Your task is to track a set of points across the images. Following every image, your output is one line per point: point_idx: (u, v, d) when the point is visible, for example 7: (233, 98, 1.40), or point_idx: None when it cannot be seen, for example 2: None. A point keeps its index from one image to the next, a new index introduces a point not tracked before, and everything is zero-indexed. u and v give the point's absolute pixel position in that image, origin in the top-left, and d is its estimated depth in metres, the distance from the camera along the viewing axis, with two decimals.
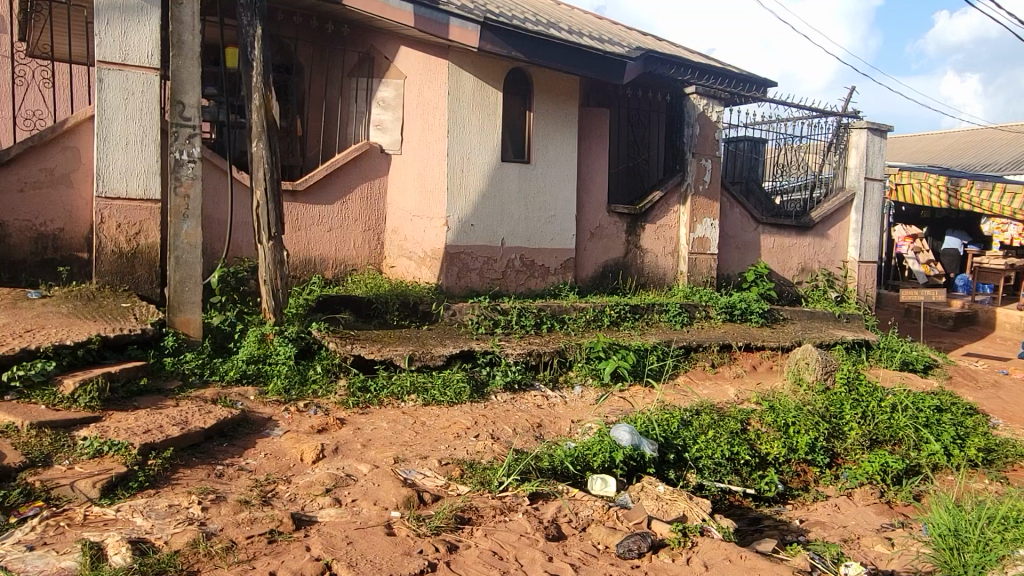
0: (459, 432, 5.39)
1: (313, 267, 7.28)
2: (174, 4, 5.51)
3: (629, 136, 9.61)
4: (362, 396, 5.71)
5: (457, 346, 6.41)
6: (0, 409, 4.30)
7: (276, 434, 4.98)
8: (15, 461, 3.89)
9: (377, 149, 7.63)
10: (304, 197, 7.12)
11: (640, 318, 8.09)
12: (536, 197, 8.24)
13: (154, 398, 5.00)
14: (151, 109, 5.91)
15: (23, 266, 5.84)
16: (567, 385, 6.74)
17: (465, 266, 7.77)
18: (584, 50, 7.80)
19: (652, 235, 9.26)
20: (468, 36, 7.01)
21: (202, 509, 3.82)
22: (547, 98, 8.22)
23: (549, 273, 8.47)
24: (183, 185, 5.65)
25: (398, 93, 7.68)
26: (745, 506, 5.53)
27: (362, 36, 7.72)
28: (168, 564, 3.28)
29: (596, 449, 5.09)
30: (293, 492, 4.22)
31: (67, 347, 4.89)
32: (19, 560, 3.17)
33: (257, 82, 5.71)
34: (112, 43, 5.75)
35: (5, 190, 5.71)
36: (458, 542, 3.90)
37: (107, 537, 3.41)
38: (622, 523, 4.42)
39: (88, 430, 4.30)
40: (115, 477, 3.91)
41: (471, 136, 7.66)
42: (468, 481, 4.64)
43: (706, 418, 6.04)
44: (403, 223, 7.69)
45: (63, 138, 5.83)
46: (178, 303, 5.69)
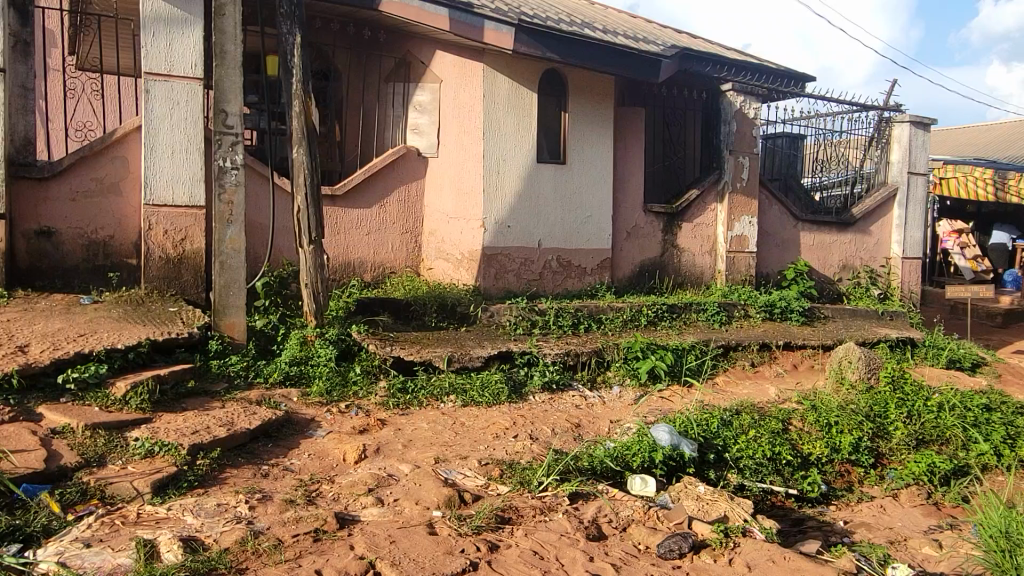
0: (498, 432, 5.44)
1: (353, 269, 7.37)
2: (217, 15, 5.64)
3: (664, 135, 9.55)
4: (403, 397, 5.79)
5: (495, 347, 6.45)
6: (57, 411, 4.44)
7: (320, 435, 5.08)
8: (71, 461, 4.02)
9: (414, 153, 7.71)
10: (343, 201, 7.22)
11: (678, 317, 8.04)
12: (573, 198, 8.25)
13: (201, 399, 5.12)
14: (196, 117, 6.07)
15: (75, 273, 6.01)
16: (605, 385, 6.73)
17: (503, 267, 7.81)
18: (619, 49, 7.79)
19: (689, 234, 9.19)
20: (502, 39, 7.04)
21: (250, 508, 3.91)
22: (583, 98, 8.22)
23: (586, 273, 8.46)
24: (227, 192, 5.79)
25: (435, 97, 7.75)
26: (787, 506, 5.46)
27: (398, 41, 7.84)
28: (218, 562, 3.37)
29: (635, 449, 5.08)
30: (337, 492, 4.29)
31: (118, 351, 5.04)
32: (76, 556, 3.29)
33: (297, 90, 5.80)
34: (157, 55, 5.92)
35: (58, 199, 5.91)
36: (499, 541, 3.93)
37: (159, 534, 3.51)
38: (663, 523, 4.41)
39: (139, 431, 4.44)
40: (165, 477, 4.03)
41: (507, 138, 7.71)
42: (507, 481, 4.68)
43: (747, 418, 5.96)
44: (440, 225, 7.76)
45: (112, 148, 6.02)
46: (223, 307, 5.82)
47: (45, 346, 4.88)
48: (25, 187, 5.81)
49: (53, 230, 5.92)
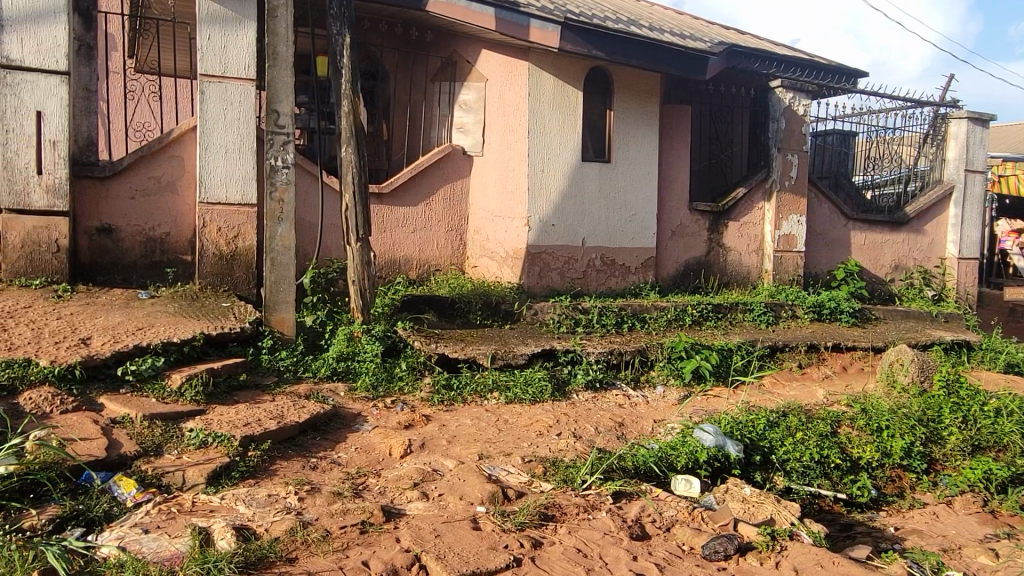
0: (541, 430, 5.46)
1: (398, 266, 7.45)
2: (270, 16, 5.78)
3: (710, 133, 9.44)
4: (447, 394, 5.85)
5: (539, 345, 6.47)
6: (117, 402, 4.60)
7: (366, 429, 5.16)
8: (130, 450, 4.16)
9: (459, 151, 7.76)
10: (390, 199, 7.32)
11: (723, 317, 7.95)
12: (617, 196, 8.22)
13: (252, 393, 5.26)
14: (248, 117, 6.22)
15: (133, 269, 6.21)
16: (649, 385, 6.69)
17: (547, 266, 7.83)
18: (666, 47, 7.73)
19: (735, 233, 9.08)
20: (548, 37, 7.05)
21: (299, 499, 4.00)
22: (628, 96, 8.18)
23: (629, 272, 8.41)
24: (278, 190, 5.91)
25: (480, 96, 7.79)
26: (836, 511, 5.36)
27: (444, 40, 7.89)
28: (269, 551, 3.47)
29: (680, 449, 5.05)
30: (383, 486, 4.36)
31: (174, 344, 5.20)
32: (136, 541, 3.42)
33: (346, 90, 5.90)
34: (213, 57, 6.09)
35: (118, 197, 6.12)
36: (543, 538, 3.95)
37: (213, 523, 3.62)
38: (708, 525, 4.38)
39: (193, 422, 4.57)
40: (219, 467, 4.15)
41: (552, 136, 7.72)
42: (551, 478, 4.69)
43: (794, 420, 5.87)
44: (485, 223, 7.80)
45: (169, 148, 6.21)
46: (273, 303, 5.96)
47: (106, 338, 5.04)
48: (88, 186, 6.03)
49: (113, 227, 6.13)
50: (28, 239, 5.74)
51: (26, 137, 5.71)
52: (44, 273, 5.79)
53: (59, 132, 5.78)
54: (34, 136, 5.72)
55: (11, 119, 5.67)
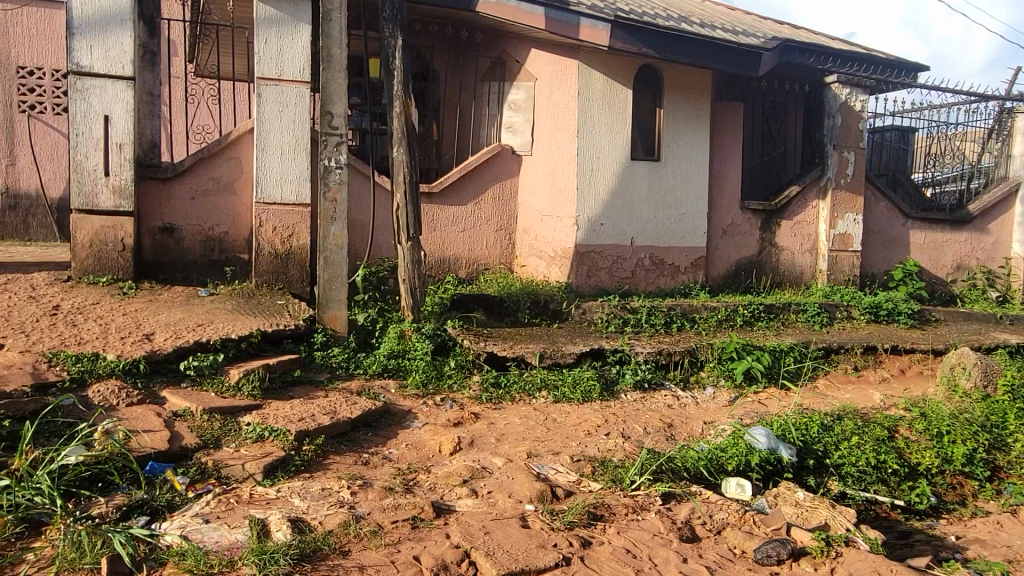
0: (590, 429, 5.45)
1: (448, 266, 7.51)
2: (324, 20, 5.90)
3: (763, 130, 9.29)
4: (496, 392, 5.88)
5: (587, 344, 6.45)
6: (179, 395, 4.75)
7: (416, 426, 5.24)
8: (191, 442, 4.30)
9: (508, 150, 7.74)
10: (439, 198, 7.37)
11: (776, 318, 7.81)
12: (666, 194, 8.15)
13: (306, 388, 5.38)
14: (303, 119, 6.36)
15: (194, 267, 6.40)
16: (699, 386, 6.62)
17: (595, 264, 7.81)
18: (719, 43, 7.61)
19: (789, 232, 8.91)
20: (598, 36, 7.03)
21: (352, 494, 4.08)
22: (679, 94, 8.10)
23: (679, 272, 8.33)
24: (332, 190, 6.03)
25: (529, 95, 7.78)
26: (893, 518, 5.20)
27: (494, 41, 7.93)
28: (323, 543, 3.55)
29: (731, 452, 4.98)
30: (433, 482, 4.42)
31: (233, 340, 5.35)
32: (197, 531, 3.53)
33: (398, 91, 5.99)
34: (269, 60, 6.25)
35: (179, 198, 6.32)
36: (592, 538, 3.95)
37: (270, 514, 3.72)
38: (760, 528, 4.32)
39: (251, 417, 4.70)
40: (275, 460, 4.26)
41: (601, 135, 7.69)
42: (600, 478, 4.68)
43: (850, 424, 5.73)
44: (534, 223, 7.80)
45: (227, 150, 6.40)
46: (327, 301, 6.09)
47: (168, 334, 5.22)
48: (151, 187, 6.24)
49: (174, 226, 6.33)
50: (96, 238, 5.97)
51: (94, 141, 5.94)
52: (110, 270, 6.02)
53: (124, 135, 6.00)
54: (102, 139, 5.95)
55: (81, 123, 5.90)
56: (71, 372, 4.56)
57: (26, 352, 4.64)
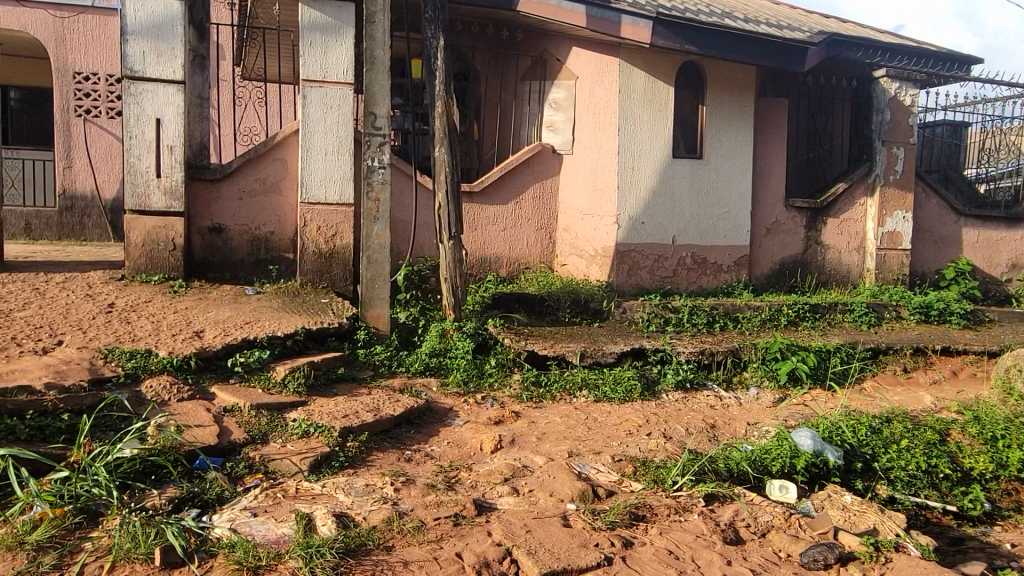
0: (631, 429, 5.42)
1: (489, 265, 7.54)
2: (368, 22, 5.97)
3: (809, 125, 9.12)
4: (536, 391, 5.89)
5: (629, 344, 6.42)
6: (228, 391, 4.86)
7: (458, 424, 5.27)
8: (240, 437, 4.40)
9: (549, 149, 7.75)
10: (481, 198, 7.40)
11: (821, 318, 7.67)
12: (709, 193, 8.05)
13: (350, 385, 5.46)
14: (347, 120, 6.46)
15: (241, 266, 6.54)
16: (742, 386, 6.53)
17: (637, 263, 7.77)
18: (763, 38, 7.49)
19: (835, 230, 8.73)
20: (640, 33, 6.99)
21: (395, 490, 4.13)
22: (722, 90, 8.00)
23: (721, 271, 8.23)
24: (375, 190, 6.10)
25: (570, 94, 7.77)
26: (945, 524, 5.06)
27: (535, 40, 7.92)
28: (368, 539, 3.60)
29: (776, 453, 4.90)
30: (475, 479, 4.45)
31: (279, 338, 5.45)
32: (246, 524, 3.62)
33: (440, 91, 6.03)
34: (314, 63, 6.35)
35: (227, 198, 6.46)
36: (634, 538, 3.93)
37: (315, 509, 3.79)
38: (806, 532, 4.25)
39: (297, 413, 4.80)
40: (320, 456, 4.34)
41: (642, 133, 7.64)
42: (641, 478, 4.65)
43: (899, 427, 5.59)
44: (574, 221, 7.77)
45: (273, 151, 6.53)
46: (369, 300, 6.16)
47: (217, 332, 5.35)
48: (200, 188, 6.40)
49: (222, 226, 6.48)
50: (148, 238, 6.14)
51: (147, 143, 6.11)
52: (162, 269, 6.19)
53: (175, 137, 6.16)
54: (154, 142, 6.12)
55: (134, 126, 6.08)
56: (125, 368, 4.70)
57: (83, 349, 4.80)
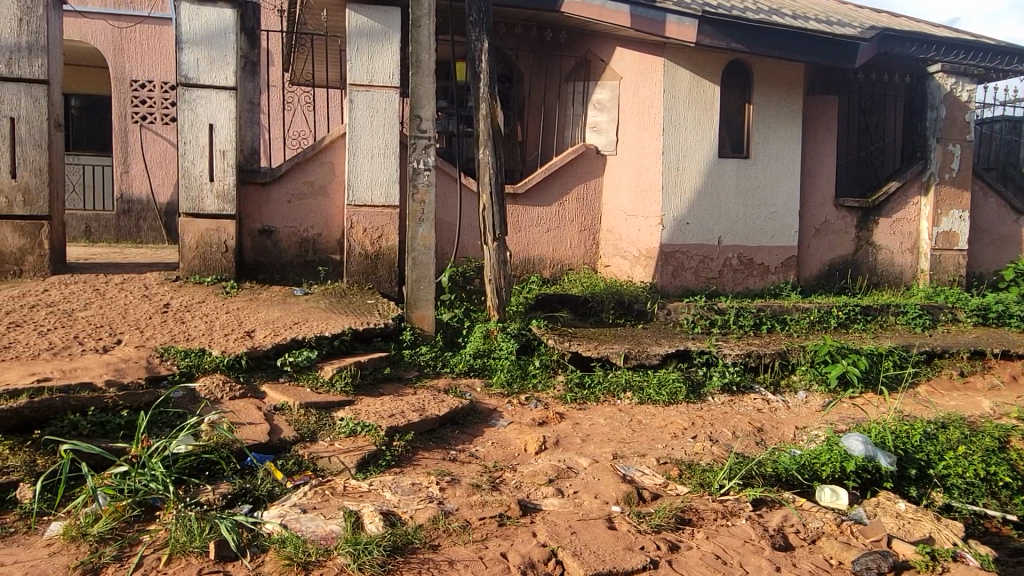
0: (676, 432, 5.37)
1: (532, 266, 7.54)
2: (414, 26, 6.04)
3: (860, 123, 8.91)
4: (581, 393, 5.88)
5: (673, 345, 6.36)
6: (278, 390, 4.96)
7: (502, 425, 5.30)
8: (289, 435, 4.48)
9: (593, 150, 7.73)
10: (524, 199, 7.41)
11: (873, 320, 7.49)
12: (756, 193, 7.93)
13: (396, 385, 5.54)
14: (393, 124, 6.54)
15: (290, 268, 6.67)
16: (790, 390, 6.40)
17: (681, 264, 7.70)
18: (812, 35, 7.35)
19: (887, 231, 8.51)
20: (685, 32, 6.93)
21: (440, 489, 4.17)
22: (769, 89, 7.87)
23: (769, 272, 8.10)
24: (420, 191, 6.16)
25: (614, 94, 7.73)
26: (1004, 534, 4.86)
27: (579, 41, 7.91)
28: (414, 537, 3.64)
29: (826, 458, 4.79)
30: (519, 480, 4.46)
31: (326, 338, 5.54)
32: (296, 520, 3.69)
33: (484, 93, 6.06)
34: (361, 67, 6.45)
35: (277, 201, 6.60)
36: (680, 542, 3.89)
37: (363, 507, 3.85)
38: (858, 539, 4.14)
39: (345, 412, 4.88)
40: (368, 455, 4.40)
41: (687, 132, 7.57)
42: (687, 481, 4.60)
43: (955, 433, 5.44)
44: (618, 222, 7.72)
45: (320, 155, 6.65)
46: (414, 301, 6.23)
47: (268, 332, 5.47)
48: (251, 191, 6.54)
49: (272, 229, 6.62)
50: (201, 240, 6.30)
51: (200, 148, 6.28)
52: (214, 270, 6.35)
53: (227, 142, 6.32)
54: (207, 146, 6.28)
55: (188, 132, 6.26)
56: (180, 367, 4.83)
57: (141, 348, 4.95)
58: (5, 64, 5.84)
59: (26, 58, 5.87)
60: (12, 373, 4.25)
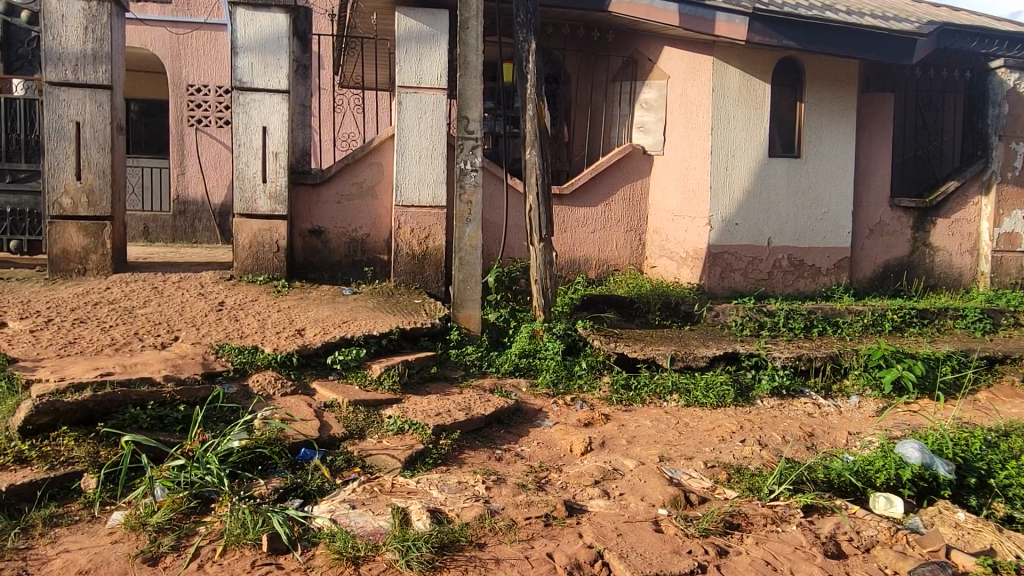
0: (724, 435, 5.30)
1: (578, 266, 7.51)
2: (462, 28, 6.09)
3: (916, 121, 8.65)
4: (626, 394, 5.84)
5: (721, 348, 6.28)
6: (328, 387, 5.06)
7: (547, 425, 5.29)
8: (339, 432, 4.56)
9: (640, 150, 7.67)
10: (570, 200, 7.40)
11: (929, 324, 7.29)
12: (807, 193, 7.77)
13: (442, 384, 5.58)
14: (440, 125, 6.60)
15: (339, 267, 6.79)
16: (842, 395, 6.25)
17: (729, 266, 7.60)
18: (867, 31, 7.17)
19: (945, 231, 8.25)
20: (735, 30, 6.84)
21: (487, 488, 4.19)
22: (822, 86, 7.71)
23: (821, 274, 7.93)
24: (467, 192, 6.21)
25: (662, 94, 7.66)
26: None
27: (626, 40, 7.85)
28: (461, 535, 3.67)
29: (880, 466, 4.66)
30: (565, 481, 4.45)
31: (375, 336, 5.62)
32: (346, 515, 3.74)
33: (531, 93, 6.08)
34: (410, 70, 6.53)
35: (327, 202, 6.72)
36: (728, 547, 3.83)
37: (411, 504, 3.89)
38: (915, 549, 4.03)
39: (392, 410, 4.93)
40: (415, 452, 4.45)
41: (737, 131, 7.46)
42: (736, 486, 4.53)
43: (1018, 442, 5.25)
44: (665, 222, 7.64)
45: (369, 156, 6.76)
46: (461, 301, 6.28)
47: (318, 330, 5.56)
48: (302, 192, 6.68)
49: (322, 229, 6.74)
50: (254, 240, 6.45)
51: (254, 150, 6.43)
52: (266, 269, 6.49)
53: (280, 144, 6.45)
54: (260, 148, 6.42)
55: (243, 135, 6.41)
56: (234, 363, 4.94)
57: (197, 344, 5.09)
58: (72, 71, 6.07)
59: (91, 64, 6.09)
60: (77, 368, 4.41)
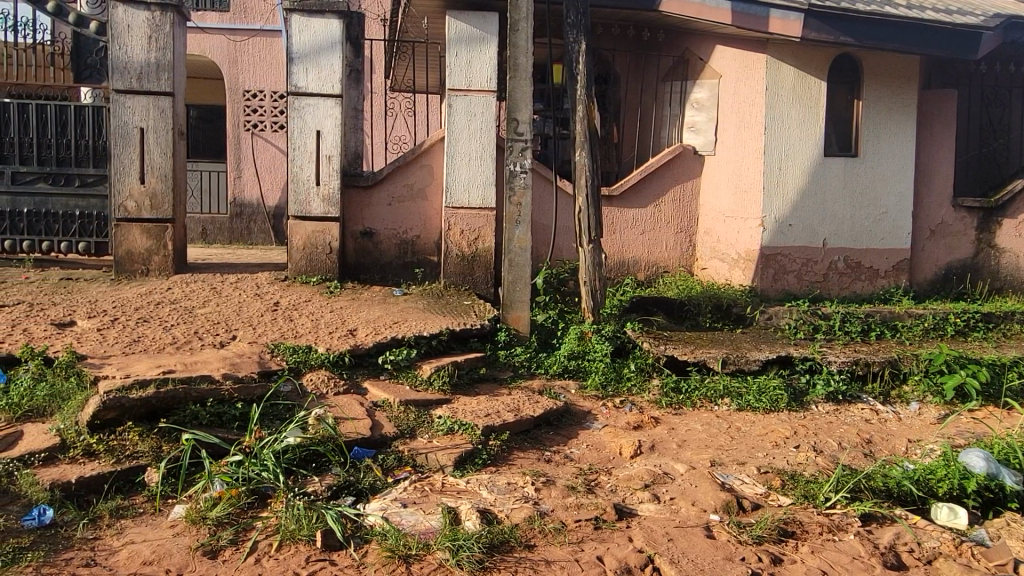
0: (778, 441, 5.19)
1: (627, 268, 7.45)
2: (512, 31, 6.10)
3: (981, 118, 8.36)
4: (676, 397, 5.77)
5: (775, 351, 6.16)
6: (379, 387, 5.14)
7: (596, 427, 5.27)
8: (390, 431, 4.61)
9: (690, 151, 7.58)
10: (620, 201, 7.35)
11: (994, 328, 7.04)
12: (865, 193, 7.57)
13: (491, 385, 5.61)
14: (490, 127, 6.64)
15: (390, 269, 6.87)
16: (901, 402, 6.06)
17: (783, 267, 7.45)
18: (929, 25, 6.94)
19: (1011, 232, 7.94)
20: (790, 27, 6.71)
21: (536, 489, 4.19)
22: (881, 84, 7.50)
23: (879, 276, 7.71)
24: (517, 193, 6.23)
25: (713, 93, 7.57)
26: None
27: (677, 40, 7.77)
28: (510, 536, 3.68)
29: (943, 474, 4.50)
30: (614, 483, 4.43)
31: (425, 337, 5.67)
32: (397, 513, 3.79)
33: (581, 94, 6.06)
34: (460, 73, 6.59)
35: (378, 204, 6.81)
36: (783, 555, 3.76)
37: (461, 504, 3.92)
38: (980, 562, 3.89)
39: (442, 410, 4.98)
40: (465, 453, 4.48)
41: (791, 131, 7.31)
42: (790, 493, 4.43)
43: None
44: (716, 223, 7.53)
45: (420, 158, 6.84)
46: (510, 302, 6.30)
47: (369, 330, 5.64)
48: (354, 194, 6.78)
49: (372, 230, 6.83)
50: (308, 241, 6.58)
51: (309, 153, 6.56)
52: (319, 270, 6.61)
53: (333, 147, 6.57)
54: (315, 151, 6.55)
55: (298, 138, 6.55)
56: (289, 362, 5.05)
57: (254, 344, 5.22)
58: (136, 79, 6.29)
59: (155, 72, 6.31)
60: (141, 365, 4.57)
